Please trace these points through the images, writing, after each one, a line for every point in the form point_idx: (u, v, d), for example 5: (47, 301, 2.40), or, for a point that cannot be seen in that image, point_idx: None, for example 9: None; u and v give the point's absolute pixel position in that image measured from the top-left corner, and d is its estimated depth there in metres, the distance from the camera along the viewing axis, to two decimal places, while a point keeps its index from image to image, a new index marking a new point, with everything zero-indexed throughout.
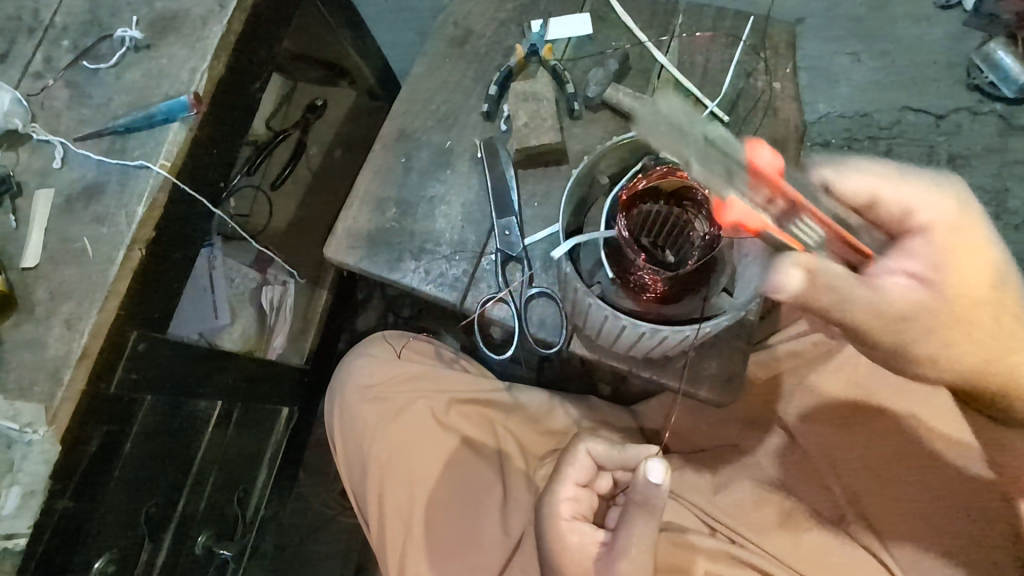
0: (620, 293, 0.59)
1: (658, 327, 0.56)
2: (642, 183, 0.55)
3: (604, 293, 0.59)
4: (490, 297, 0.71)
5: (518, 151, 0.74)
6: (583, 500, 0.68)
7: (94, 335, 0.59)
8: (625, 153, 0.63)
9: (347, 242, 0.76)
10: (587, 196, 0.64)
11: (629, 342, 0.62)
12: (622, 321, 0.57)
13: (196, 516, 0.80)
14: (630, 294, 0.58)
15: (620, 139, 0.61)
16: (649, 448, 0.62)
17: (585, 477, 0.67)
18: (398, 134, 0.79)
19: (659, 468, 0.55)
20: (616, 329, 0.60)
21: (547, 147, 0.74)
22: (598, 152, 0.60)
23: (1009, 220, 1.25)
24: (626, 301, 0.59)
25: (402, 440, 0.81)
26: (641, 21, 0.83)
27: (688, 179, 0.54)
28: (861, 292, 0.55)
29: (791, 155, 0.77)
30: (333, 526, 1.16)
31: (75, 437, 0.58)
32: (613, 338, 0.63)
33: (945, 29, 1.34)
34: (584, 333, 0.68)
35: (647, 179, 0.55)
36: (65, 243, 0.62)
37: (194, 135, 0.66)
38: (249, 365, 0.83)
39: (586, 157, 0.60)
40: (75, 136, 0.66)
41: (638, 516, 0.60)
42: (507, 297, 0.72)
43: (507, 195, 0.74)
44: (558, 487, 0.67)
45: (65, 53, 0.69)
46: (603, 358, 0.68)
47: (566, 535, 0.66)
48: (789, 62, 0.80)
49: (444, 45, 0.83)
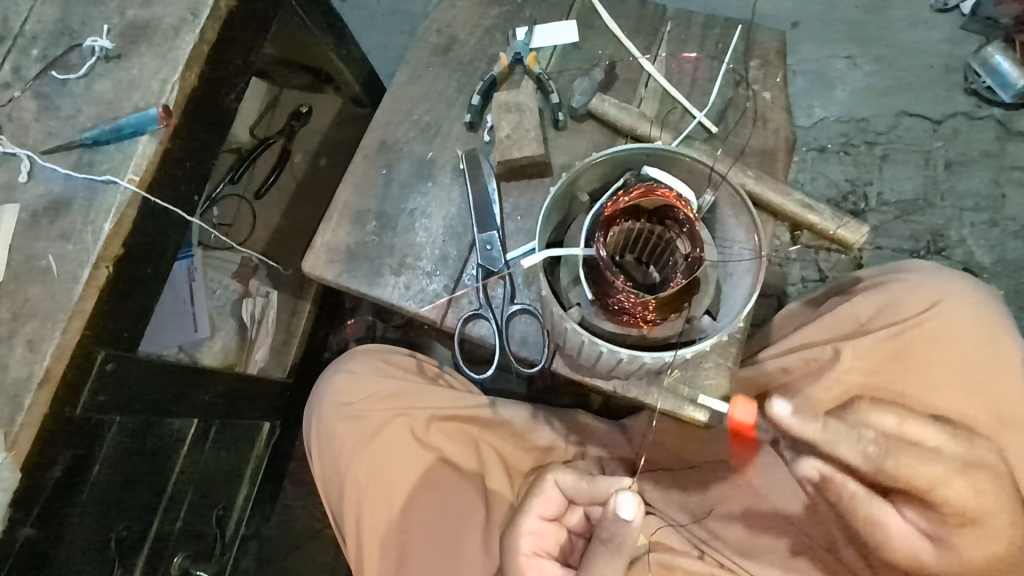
0: (600, 315, 0.59)
1: (636, 353, 0.56)
2: (624, 201, 0.54)
3: (584, 316, 0.59)
4: (470, 314, 0.70)
5: (501, 163, 0.72)
6: (546, 534, 0.70)
7: (56, 357, 0.57)
8: (604, 168, 0.62)
9: (325, 256, 0.74)
10: (567, 213, 0.64)
11: (609, 366, 0.61)
12: (600, 348, 0.57)
13: (172, 535, 0.79)
14: (610, 316, 0.58)
15: (599, 156, 0.60)
16: (620, 481, 0.62)
17: (552, 510, 0.70)
18: (379, 145, 0.77)
19: (632, 502, 0.54)
20: (593, 355, 0.60)
21: (529, 160, 0.72)
22: (578, 169, 0.59)
23: (1006, 227, 1.23)
24: (605, 323, 0.59)
25: (382, 462, 0.80)
26: (628, 29, 0.81)
27: (671, 199, 0.53)
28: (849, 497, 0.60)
29: (780, 167, 0.75)
30: (320, 540, 1.14)
31: (37, 463, 0.56)
32: (591, 361, 0.62)
33: (944, 32, 1.32)
34: (565, 353, 0.66)
35: (628, 196, 0.54)
36: (31, 260, 0.60)
37: (165, 148, 0.64)
38: (226, 382, 0.81)
39: (564, 175, 0.59)
40: (42, 149, 0.64)
41: (601, 555, 0.60)
42: (489, 315, 0.70)
43: (490, 208, 0.72)
44: (523, 520, 0.69)
45: (33, 62, 0.66)
46: (585, 377, 0.67)
47: (524, 570, 0.68)
48: (779, 71, 0.78)
49: (427, 53, 0.81)
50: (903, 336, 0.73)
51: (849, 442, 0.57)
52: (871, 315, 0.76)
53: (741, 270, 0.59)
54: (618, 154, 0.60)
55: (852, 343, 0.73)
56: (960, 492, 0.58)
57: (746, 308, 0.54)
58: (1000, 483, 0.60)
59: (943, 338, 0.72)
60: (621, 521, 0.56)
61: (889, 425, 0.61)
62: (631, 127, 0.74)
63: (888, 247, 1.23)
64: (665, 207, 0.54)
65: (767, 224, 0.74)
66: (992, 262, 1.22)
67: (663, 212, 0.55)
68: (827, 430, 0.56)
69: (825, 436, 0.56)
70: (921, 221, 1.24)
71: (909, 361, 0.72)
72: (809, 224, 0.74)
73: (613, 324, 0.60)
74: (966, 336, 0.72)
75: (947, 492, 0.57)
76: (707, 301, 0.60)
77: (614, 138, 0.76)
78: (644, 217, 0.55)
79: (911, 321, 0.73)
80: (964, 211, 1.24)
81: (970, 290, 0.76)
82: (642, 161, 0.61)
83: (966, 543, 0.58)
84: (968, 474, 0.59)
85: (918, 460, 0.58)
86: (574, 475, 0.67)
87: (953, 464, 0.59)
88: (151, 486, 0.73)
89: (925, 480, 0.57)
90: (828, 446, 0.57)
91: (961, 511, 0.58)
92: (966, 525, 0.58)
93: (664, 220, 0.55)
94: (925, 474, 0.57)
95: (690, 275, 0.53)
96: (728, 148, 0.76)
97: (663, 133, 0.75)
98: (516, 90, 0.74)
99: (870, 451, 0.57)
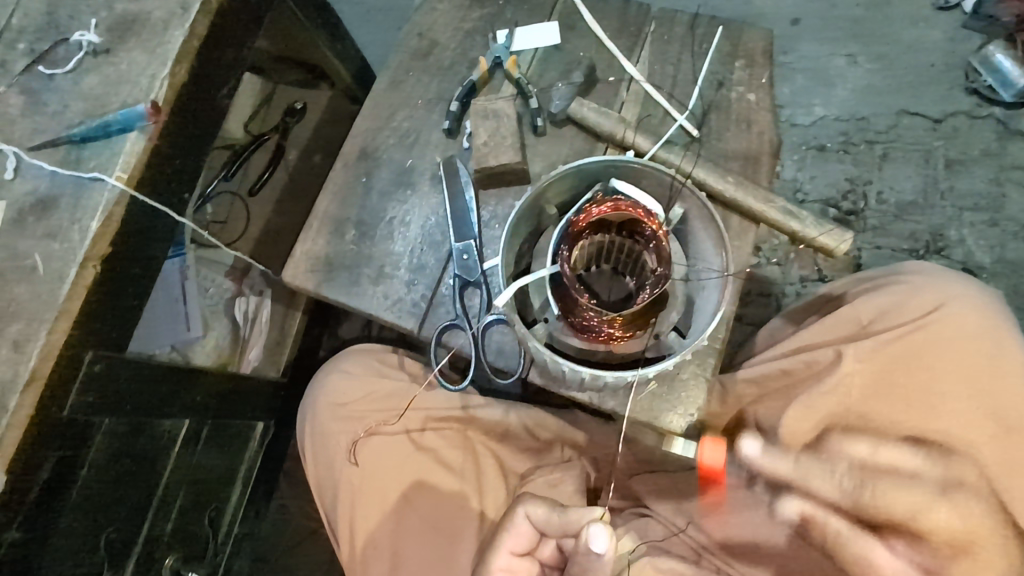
0: (567, 331, 0.61)
1: (598, 373, 0.57)
2: (593, 214, 0.55)
3: (551, 333, 0.62)
4: (446, 325, 0.69)
5: (477, 171, 0.71)
6: (519, 569, 0.70)
7: (43, 358, 0.56)
8: (571, 180, 0.63)
9: (306, 264, 0.74)
10: (538, 225, 0.66)
11: (579, 382, 0.62)
12: (562, 366, 0.58)
13: (163, 536, 0.78)
14: (577, 333, 0.60)
15: (563, 170, 0.61)
16: (589, 512, 0.60)
17: (523, 545, 0.69)
18: (360, 151, 0.77)
19: (602, 535, 0.53)
20: (561, 371, 0.61)
21: (507, 168, 0.70)
22: (544, 183, 0.60)
23: (1007, 227, 1.23)
24: (573, 338, 0.61)
25: (373, 463, 0.79)
26: (612, 31, 0.79)
27: (636, 213, 0.55)
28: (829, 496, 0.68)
29: (764, 171, 0.74)
30: (314, 539, 1.13)
31: (23, 466, 0.55)
32: (562, 375, 0.62)
33: (943, 30, 1.31)
34: (540, 365, 0.65)
35: (596, 210, 0.56)
36: (15, 259, 0.59)
37: (154, 145, 0.63)
38: (220, 382, 0.80)
39: (531, 187, 0.60)
40: (29, 145, 0.62)
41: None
42: (464, 326, 0.69)
43: (467, 217, 0.71)
44: (493, 556, 0.68)
45: (20, 57, 0.65)
46: (559, 389, 0.66)
47: None
48: (765, 72, 0.77)
49: (407, 57, 0.80)
50: (902, 340, 0.72)
51: (824, 475, 0.68)
52: (873, 317, 0.75)
53: (711, 285, 0.61)
54: (579, 164, 0.61)
55: (853, 345, 0.72)
56: (943, 518, 0.66)
57: (711, 328, 0.56)
58: (982, 509, 0.67)
59: (947, 341, 0.71)
60: (592, 553, 0.55)
61: (862, 452, 0.69)
62: (610, 133, 0.73)
63: (887, 246, 1.22)
64: (632, 221, 0.56)
65: (747, 230, 0.72)
66: (992, 262, 1.21)
67: (632, 226, 0.57)
68: (799, 468, 0.68)
69: (796, 472, 0.68)
70: (920, 221, 1.23)
71: (911, 368, 0.71)
72: (791, 231, 0.73)
73: (580, 340, 0.61)
74: (970, 340, 0.71)
75: (929, 519, 0.66)
76: (676, 316, 0.62)
77: (594, 144, 0.75)
78: (613, 230, 0.57)
79: (909, 325, 0.72)
80: (964, 211, 1.23)
81: (971, 292, 0.75)
82: (611, 173, 0.63)
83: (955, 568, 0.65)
84: (948, 496, 0.67)
85: (897, 490, 0.67)
86: (545, 507, 0.65)
87: (934, 488, 0.67)
88: (142, 487, 0.72)
89: (904, 510, 0.67)
90: (804, 482, 0.68)
91: (949, 540, 0.66)
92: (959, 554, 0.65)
93: (632, 234, 0.57)
94: (903, 501, 0.67)
95: (657, 290, 0.53)
96: (710, 153, 0.75)
97: (639, 137, 0.73)
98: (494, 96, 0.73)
99: (845, 484, 0.68)
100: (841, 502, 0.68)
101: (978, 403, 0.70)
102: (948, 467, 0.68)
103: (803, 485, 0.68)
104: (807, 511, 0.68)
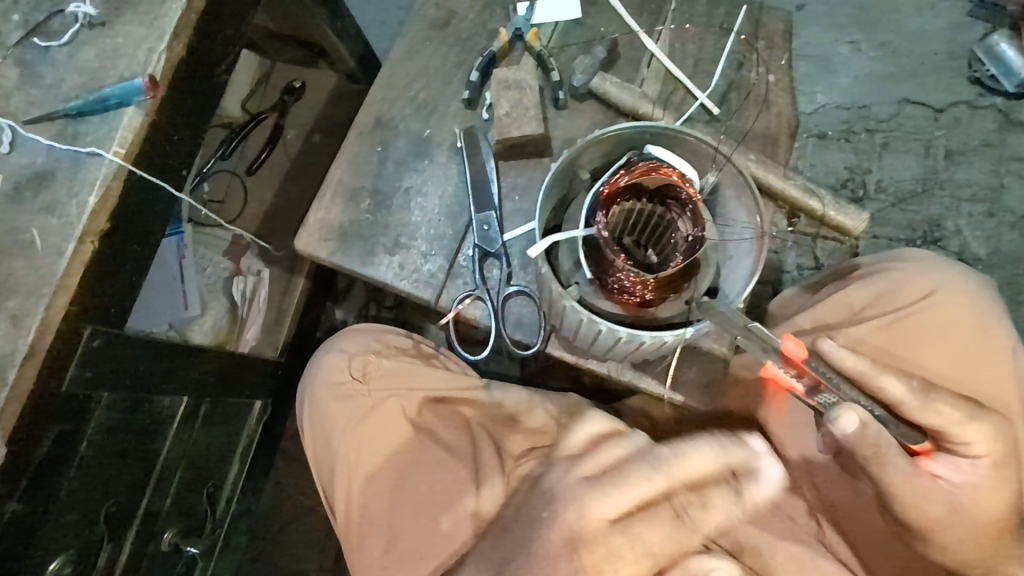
0: (598, 293, 0.60)
1: (635, 333, 0.56)
2: (625, 179, 0.56)
3: (583, 295, 0.60)
4: (467, 295, 0.69)
5: (500, 141, 0.70)
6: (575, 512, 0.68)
7: (42, 332, 0.56)
8: (606, 147, 0.63)
9: (319, 233, 0.73)
10: (567, 193, 0.64)
11: (606, 348, 0.62)
12: (599, 326, 0.57)
13: (161, 512, 0.79)
14: (609, 295, 0.59)
15: (602, 135, 0.61)
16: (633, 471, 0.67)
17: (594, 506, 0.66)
18: (375, 121, 0.76)
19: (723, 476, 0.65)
20: (591, 335, 0.60)
21: (529, 139, 0.70)
22: (579, 147, 0.60)
23: (1004, 218, 1.23)
24: (603, 301, 0.60)
25: (372, 439, 0.81)
26: (630, 7, 0.79)
27: (671, 178, 0.55)
28: (894, 388, 0.60)
29: (782, 150, 0.75)
30: (312, 517, 1.15)
31: (27, 435, 0.56)
32: (590, 341, 0.62)
33: (951, 18, 1.30)
34: (561, 335, 0.66)
35: (630, 175, 0.56)
36: (13, 232, 0.59)
37: (152, 120, 0.62)
38: (218, 359, 0.80)
39: (566, 152, 0.60)
40: (24, 119, 0.62)
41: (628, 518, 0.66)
42: (484, 297, 0.69)
43: (488, 188, 0.71)
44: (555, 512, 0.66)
45: (14, 29, 0.64)
46: (583, 358, 0.69)
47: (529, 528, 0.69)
48: (784, 54, 0.77)
49: (425, 27, 0.79)
50: (897, 325, 0.73)
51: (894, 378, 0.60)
52: (866, 303, 0.76)
53: (742, 252, 0.60)
54: (617, 123, 0.60)
55: (848, 331, 0.73)
56: (983, 434, 0.61)
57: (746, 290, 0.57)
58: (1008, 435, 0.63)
59: (942, 325, 0.72)
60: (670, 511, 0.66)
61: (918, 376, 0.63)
62: (632, 108, 0.73)
63: (884, 236, 1.23)
64: (666, 187, 0.56)
65: (765, 207, 0.75)
66: (988, 253, 1.22)
67: (664, 192, 0.57)
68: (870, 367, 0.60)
69: (870, 373, 0.60)
70: (918, 211, 1.24)
71: (903, 352, 0.72)
72: (808, 208, 0.74)
73: (610, 303, 0.60)
74: (965, 322, 0.72)
75: (974, 437, 0.61)
76: (706, 283, 0.59)
77: (616, 118, 0.75)
78: (645, 196, 0.57)
79: (907, 309, 0.73)
80: (962, 201, 1.24)
81: (966, 279, 0.75)
82: (646, 139, 0.62)
83: (989, 506, 0.63)
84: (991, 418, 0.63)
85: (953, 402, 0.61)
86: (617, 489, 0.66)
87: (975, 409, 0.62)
88: (143, 462, 0.73)
89: (957, 420, 0.61)
90: (875, 384, 0.60)
91: (983, 454, 0.62)
92: (990, 475, 0.63)
93: (664, 200, 0.56)
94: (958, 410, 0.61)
95: (689, 256, 0.54)
96: (728, 132, 0.75)
97: (664, 113, 0.74)
98: (517, 66, 0.71)
99: (915, 386, 0.60)
100: (907, 402, 0.60)
101: (971, 388, 0.71)
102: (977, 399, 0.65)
103: (871, 385, 0.61)
104: (866, 420, 0.57)
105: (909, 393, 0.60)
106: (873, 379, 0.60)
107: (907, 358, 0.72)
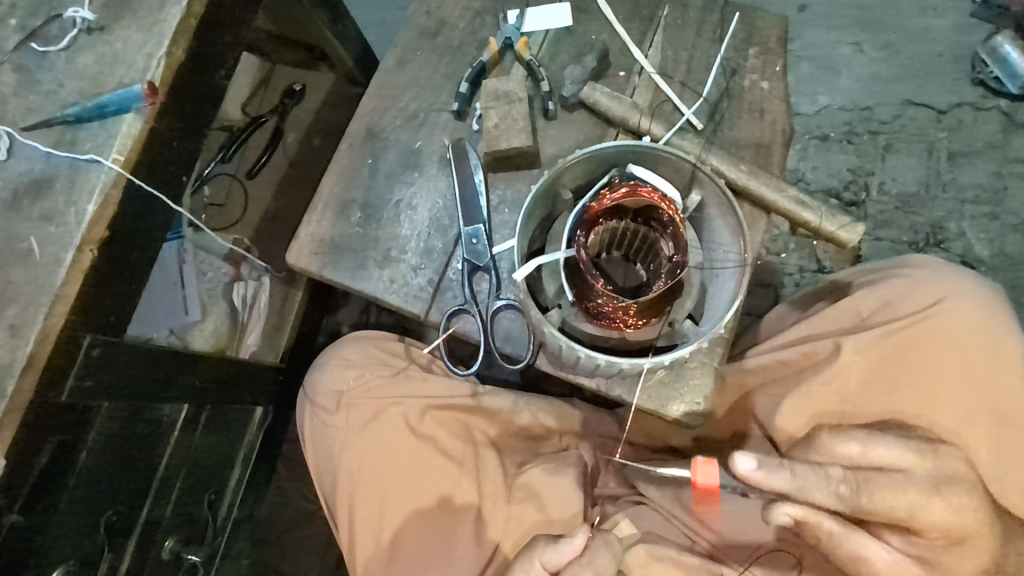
0: (579, 317, 0.61)
1: (613, 359, 0.57)
2: (608, 201, 0.56)
3: (564, 318, 0.61)
4: (455, 309, 0.68)
5: (487, 153, 0.71)
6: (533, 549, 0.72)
7: (40, 342, 0.55)
8: (589, 165, 0.62)
9: (311, 247, 0.73)
10: (552, 210, 0.64)
11: (591, 368, 0.62)
12: (578, 352, 0.58)
13: (162, 521, 0.78)
14: (590, 318, 0.60)
15: (578, 154, 0.60)
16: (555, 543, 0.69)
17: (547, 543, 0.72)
18: (366, 132, 0.76)
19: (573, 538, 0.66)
20: (573, 358, 0.60)
21: (517, 150, 0.70)
22: (561, 166, 0.60)
23: (1008, 220, 1.22)
24: (586, 325, 0.61)
25: (373, 450, 0.80)
26: (625, 14, 0.78)
27: (652, 199, 0.55)
28: (810, 476, 0.61)
29: (776, 160, 0.74)
30: (317, 519, 1.14)
31: (25, 447, 0.56)
32: (573, 362, 0.62)
33: (951, 21, 1.29)
34: (548, 351, 0.65)
35: (612, 195, 0.56)
36: (11, 242, 0.58)
37: (151, 127, 0.61)
38: (218, 366, 0.79)
39: (546, 173, 0.60)
40: (23, 126, 0.61)
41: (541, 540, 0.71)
42: (473, 311, 0.69)
43: (476, 201, 0.70)
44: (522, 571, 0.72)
45: (12, 33, 0.63)
46: (569, 374, 0.67)
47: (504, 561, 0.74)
48: (779, 60, 0.76)
49: (417, 35, 0.78)
50: (900, 334, 0.72)
51: (819, 486, 0.61)
52: (873, 309, 0.76)
53: (726, 275, 0.60)
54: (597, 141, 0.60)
55: (853, 337, 0.72)
56: (938, 513, 0.63)
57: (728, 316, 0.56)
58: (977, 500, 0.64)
59: (946, 335, 0.72)
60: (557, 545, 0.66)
61: (854, 452, 0.65)
62: (622, 117, 0.72)
63: (887, 238, 1.22)
64: (649, 208, 0.56)
65: (757, 219, 0.73)
66: (990, 256, 1.21)
67: (647, 213, 0.57)
68: (795, 481, 0.61)
69: (794, 483, 0.61)
70: (922, 213, 1.23)
71: (907, 361, 0.72)
72: (802, 220, 0.74)
73: (592, 326, 0.62)
74: (971, 333, 0.72)
75: (922, 515, 0.63)
76: (689, 304, 0.62)
77: (606, 128, 0.74)
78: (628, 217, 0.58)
79: (911, 317, 0.73)
80: (965, 203, 1.23)
81: (974, 288, 0.75)
82: (628, 158, 0.62)
83: (952, 560, 0.64)
84: (942, 494, 0.63)
85: (886, 492, 0.62)
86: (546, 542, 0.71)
87: (926, 486, 0.63)
88: (141, 471, 0.72)
89: (902, 509, 0.63)
90: (803, 495, 0.61)
91: (942, 531, 0.64)
92: (952, 545, 0.64)
93: (648, 221, 0.57)
94: (893, 501, 0.62)
95: (672, 279, 0.54)
96: (722, 142, 0.74)
97: (653, 124, 0.73)
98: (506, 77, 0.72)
99: (841, 491, 0.62)
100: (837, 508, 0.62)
101: (974, 401, 0.70)
102: (939, 459, 0.65)
103: (800, 496, 0.62)
104: (797, 518, 0.62)
105: (835, 495, 0.62)
106: (798, 492, 0.61)
107: (908, 369, 0.72)
